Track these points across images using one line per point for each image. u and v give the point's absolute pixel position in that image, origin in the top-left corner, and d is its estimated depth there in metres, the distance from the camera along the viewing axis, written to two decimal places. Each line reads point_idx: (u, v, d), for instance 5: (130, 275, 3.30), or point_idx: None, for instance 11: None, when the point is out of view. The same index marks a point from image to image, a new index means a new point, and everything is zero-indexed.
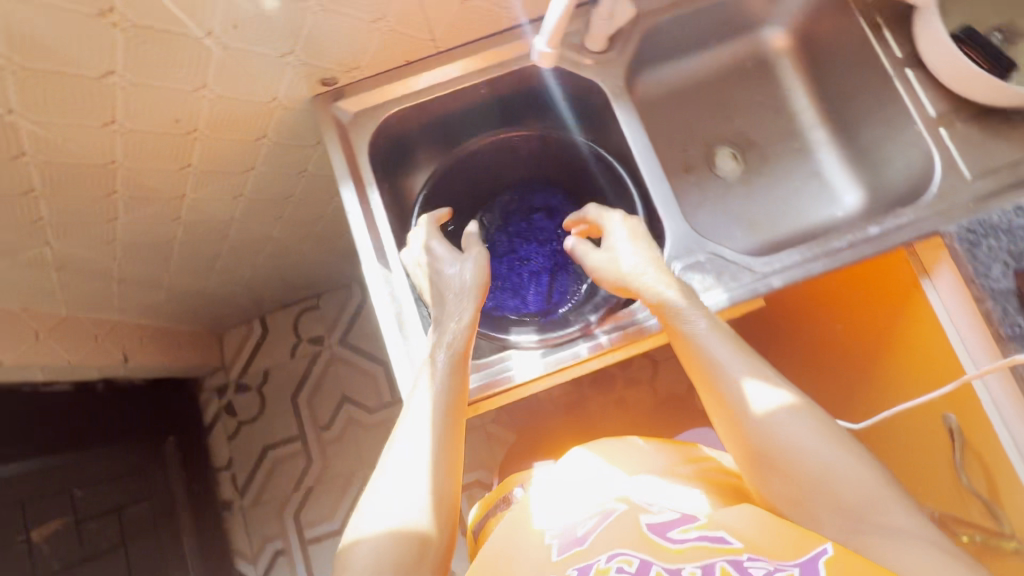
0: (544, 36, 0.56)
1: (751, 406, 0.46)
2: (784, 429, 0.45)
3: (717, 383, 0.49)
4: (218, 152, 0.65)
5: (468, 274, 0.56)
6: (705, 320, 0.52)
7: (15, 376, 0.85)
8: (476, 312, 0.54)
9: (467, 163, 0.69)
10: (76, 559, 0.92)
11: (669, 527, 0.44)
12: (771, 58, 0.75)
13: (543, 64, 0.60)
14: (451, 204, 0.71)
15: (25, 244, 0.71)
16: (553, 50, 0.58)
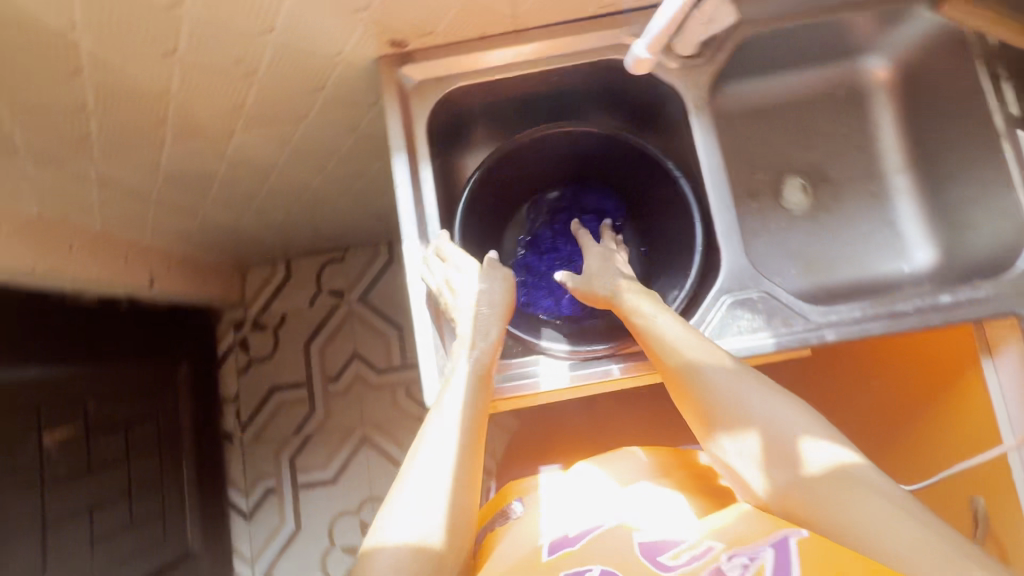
0: (647, 38, 0.53)
1: (804, 467, 0.42)
2: (829, 486, 0.41)
3: (764, 445, 0.44)
4: (273, 97, 0.63)
5: (498, 292, 0.55)
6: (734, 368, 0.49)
7: (45, 284, 0.86)
8: (503, 330, 0.54)
9: (525, 151, 0.66)
10: (84, 467, 0.95)
11: (661, 551, 0.42)
12: (866, 90, 0.70)
13: (635, 73, 0.56)
14: (501, 191, 0.68)
15: (70, 158, 0.70)
16: (652, 57, 0.55)
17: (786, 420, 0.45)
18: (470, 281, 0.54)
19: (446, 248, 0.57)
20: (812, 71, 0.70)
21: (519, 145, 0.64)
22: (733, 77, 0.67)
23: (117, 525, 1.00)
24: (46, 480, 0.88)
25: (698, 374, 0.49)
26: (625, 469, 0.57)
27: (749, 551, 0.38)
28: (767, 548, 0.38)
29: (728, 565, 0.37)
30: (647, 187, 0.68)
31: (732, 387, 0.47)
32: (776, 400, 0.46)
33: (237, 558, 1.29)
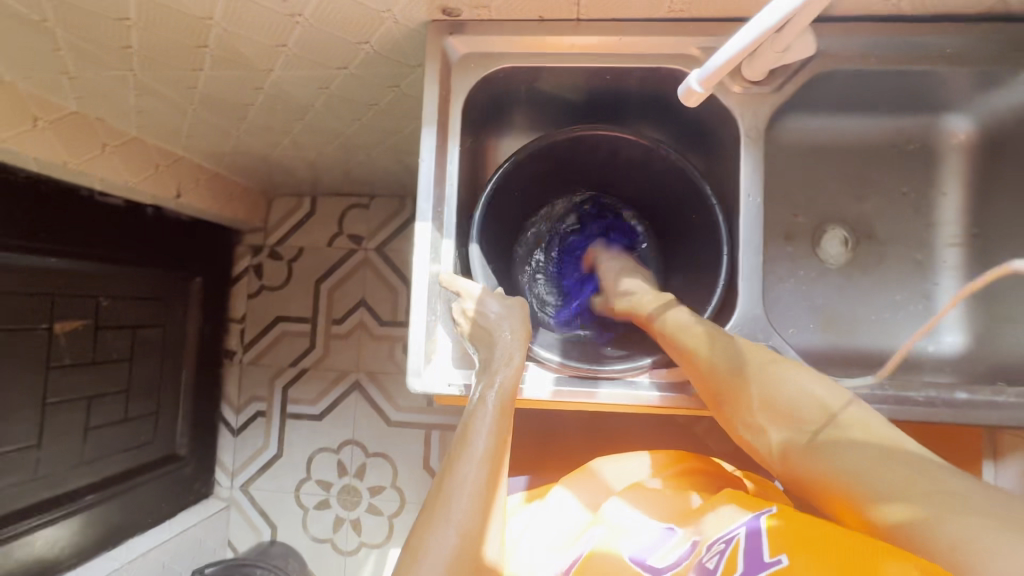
0: (706, 69, 0.47)
1: (838, 461, 0.42)
2: (850, 461, 0.42)
3: (806, 449, 0.44)
4: (316, 43, 0.61)
5: (513, 318, 0.54)
6: (765, 363, 0.50)
7: (74, 179, 0.88)
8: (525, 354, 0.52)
9: (560, 148, 0.63)
10: (87, 359, 1.00)
11: (648, 556, 0.49)
12: (940, 150, 0.65)
13: (685, 103, 0.51)
14: (526, 183, 0.66)
15: (111, 64, 0.70)
16: (705, 91, 0.49)
17: (809, 409, 0.46)
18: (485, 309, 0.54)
19: (461, 282, 0.55)
20: (885, 119, 0.65)
21: (552, 142, 0.61)
22: (798, 109, 0.63)
23: (110, 418, 1.06)
24: (50, 363, 0.93)
25: (725, 372, 0.50)
26: (592, 485, 0.64)
27: (725, 536, 0.46)
28: (741, 527, 0.46)
29: (708, 560, 0.45)
30: (679, 209, 0.66)
31: (758, 383, 0.49)
32: (797, 386, 0.48)
33: (219, 469, 1.36)
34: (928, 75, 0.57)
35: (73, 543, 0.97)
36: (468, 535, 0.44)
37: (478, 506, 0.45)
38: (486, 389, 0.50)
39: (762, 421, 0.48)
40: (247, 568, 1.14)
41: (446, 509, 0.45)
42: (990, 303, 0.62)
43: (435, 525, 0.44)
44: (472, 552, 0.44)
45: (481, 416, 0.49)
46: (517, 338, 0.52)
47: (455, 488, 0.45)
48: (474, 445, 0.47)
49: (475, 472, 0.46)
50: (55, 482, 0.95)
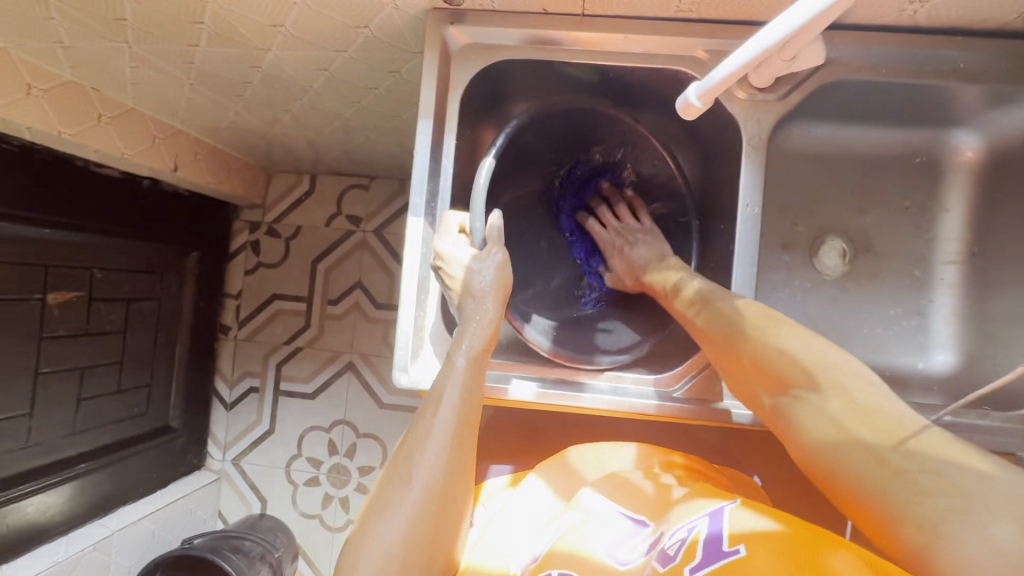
0: (703, 84, 0.45)
1: (814, 430, 0.44)
2: (828, 431, 0.43)
3: (790, 415, 0.46)
4: (315, 25, 0.60)
5: (491, 274, 0.54)
6: (757, 324, 0.49)
7: (69, 149, 0.87)
8: (499, 311, 0.53)
9: (557, 120, 0.63)
10: (81, 330, 1.00)
11: (620, 547, 0.51)
12: (946, 166, 0.63)
13: (682, 116, 0.49)
14: (520, 154, 0.67)
15: (106, 35, 0.68)
16: (703, 105, 0.47)
17: (795, 372, 0.46)
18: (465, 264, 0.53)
19: (447, 249, 0.54)
20: (893, 131, 0.63)
21: (554, 106, 0.60)
22: (805, 117, 0.61)
23: (103, 389, 1.07)
24: (43, 333, 0.93)
25: (723, 339, 0.51)
26: (563, 473, 0.63)
27: (687, 526, 0.47)
28: (703, 516, 0.47)
29: (669, 547, 0.46)
30: (676, 201, 0.66)
31: (751, 348, 0.49)
32: (789, 350, 0.47)
33: (212, 441, 1.37)
34: (939, 90, 0.56)
35: (64, 509, 0.99)
36: (430, 492, 0.47)
37: (441, 464, 0.48)
38: (456, 349, 0.51)
39: (756, 387, 0.49)
40: (235, 539, 1.15)
41: (410, 468, 0.48)
42: (984, 324, 0.61)
43: (399, 483, 0.47)
44: (434, 506, 0.47)
45: (449, 377, 0.50)
46: (486, 299, 0.53)
47: (422, 448, 0.48)
48: (444, 410, 0.49)
49: (439, 434, 0.49)
50: (46, 450, 0.96)
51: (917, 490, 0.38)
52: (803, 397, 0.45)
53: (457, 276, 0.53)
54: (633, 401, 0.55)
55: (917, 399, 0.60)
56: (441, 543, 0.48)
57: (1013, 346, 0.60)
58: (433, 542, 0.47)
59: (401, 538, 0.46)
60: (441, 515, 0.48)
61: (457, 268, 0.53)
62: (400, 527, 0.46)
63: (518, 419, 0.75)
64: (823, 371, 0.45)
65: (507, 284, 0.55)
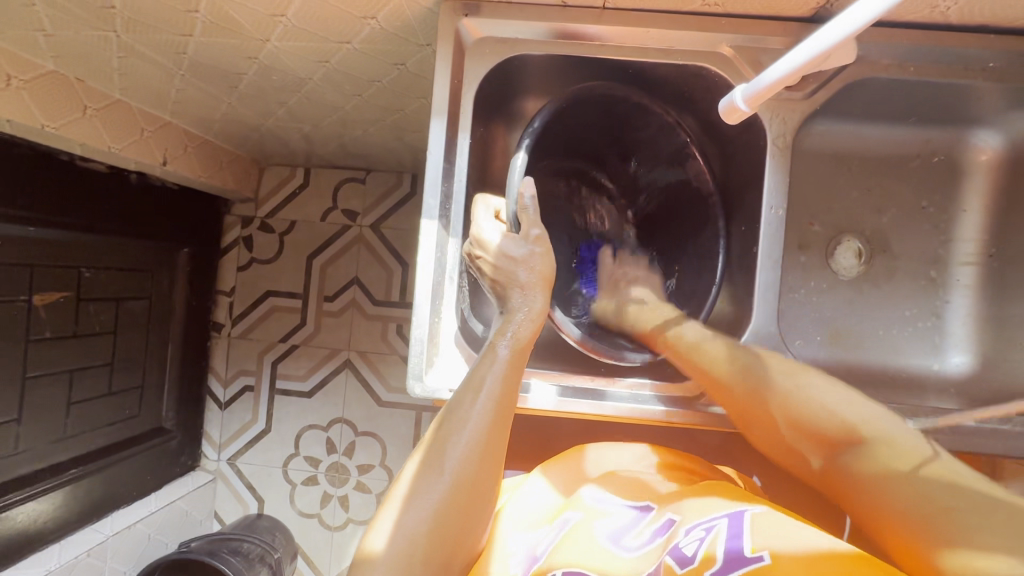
0: (750, 88, 0.43)
1: (862, 481, 0.42)
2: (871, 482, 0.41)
3: (839, 474, 0.44)
4: (318, 15, 0.57)
5: (537, 258, 0.52)
6: (783, 376, 0.50)
7: (52, 142, 0.83)
8: (547, 303, 0.52)
9: (590, 106, 0.59)
10: (70, 331, 0.97)
11: (623, 533, 0.50)
12: (963, 166, 0.63)
13: (725, 119, 0.48)
14: (549, 144, 0.64)
15: (91, 23, 0.64)
16: (749, 110, 0.45)
17: (832, 428, 0.45)
18: (504, 248, 0.52)
19: (486, 235, 0.53)
20: (913, 129, 0.62)
21: (586, 94, 0.57)
22: (827, 114, 0.60)
23: (93, 392, 1.03)
24: (29, 336, 0.89)
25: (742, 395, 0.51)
26: (570, 468, 0.61)
27: (705, 523, 0.46)
28: (721, 517, 0.46)
29: (684, 545, 0.44)
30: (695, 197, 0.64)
31: (786, 399, 0.48)
32: (821, 403, 0.47)
33: (207, 441, 1.35)
34: (964, 90, 0.55)
35: (56, 516, 0.96)
36: (459, 483, 0.45)
37: (474, 458, 0.46)
38: (499, 336, 0.50)
39: (800, 447, 0.47)
40: (233, 541, 1.13)
41: (441, 455, 0.46)
42: (1001, 326, 0.61)
43: (428, 472, 0.46)
44: (461, 498, 0.46)
45: (490, 366, 0.49)
46: (535, 289, 0.52)
47: (452, 438, 0.47)
48: (474, 401, 0.47)
49: (472, 427, 0.47)
50: (36, 456, 0.93)
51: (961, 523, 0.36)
52: (849, 457, 0.44)
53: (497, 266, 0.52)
54: (653, 408, 0.55)
55: (933, 402, 0.60)
56: (466, 539, 0.46)
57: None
58: (458, 535, 0.45)
59: (428, 528, 0.44)
60: (468, 509, 0.46)
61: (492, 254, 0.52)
62: (427, 516, 0.44)
63: (527, 423, 0.73)
64: (858, 421, 0.44)
65: (551, 275, 0.53)
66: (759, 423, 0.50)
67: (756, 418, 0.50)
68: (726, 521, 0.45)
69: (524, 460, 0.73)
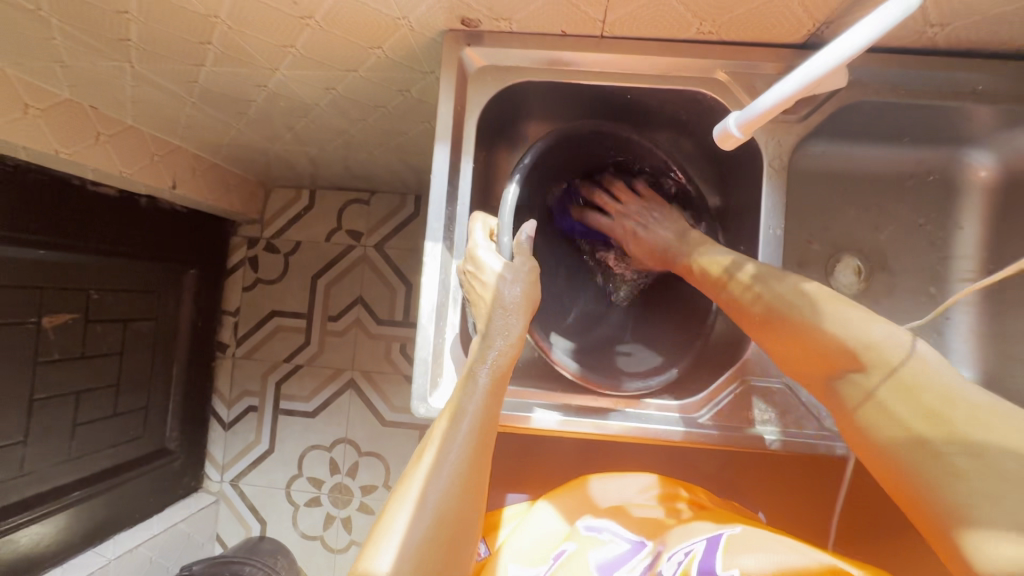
0: (744, 115, 0.44)
1: (861, 417, 0.42)
2: (873, 417, 0.41)
3: (840, 403, 0.44)
4: (325, 45, 0.59)
5: (517, 289, 0.52)
6: (800, 302, 0.47)
7: (65, 168, 0.85)
8: (524, 329, 0.52)
9: (585, 142, 0.63)
10: (77, 352, 0.98)
11: (616, 564, 0.50)
12: (957, 184, 0.64)
13: (720, 145, 0.49)
14: (546, 177, 0.67)
15: (107, 54, 0.67)
16: (743, 136, 0.46)
17: (842, 357, 0.44)
18: (493, 272, 0.52)
19: (481, 253, 0.53)
20: (906, 149, 0.64)
21: (577, 130, 0.60)
22: (821, 135, 0.61)
23: (100, 413, 1.04)
24: (37, 358, 0.90)
25: (789, 333, 0.47)
26: (574, 496, 0.61)
27: (686, 547, 0.47)
28: (700, 541, 0.47)
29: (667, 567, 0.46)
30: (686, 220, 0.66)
31: (795, 327, 0.46)
32: (831, 332, 0.44)
33: (209, 462, 1.34)
34: (955, 112, 0.56)
35: (59, 539, 0.95)
36: (442, 519, 0.44)
37: (456, 489, 0.45)
38: (479, 363, 0.50)
39: (804, 369, 0.47)
40: (235, 565, 1.12)
41: (424, 490, 0.44)
42: (1002, 342, 0.61)
43: (409, 508, 0.44)
44: (444, 532, 0.44)
45: (470, 394, 0.48)
46: (514, 313, 0.51)
47: (434, 469, 0.45)
48: (453, 430, 0.47)
49: (454, 457, 0.46)
50: (41, 478, 0.93)
51: (954, 475, 0.36)
52: (854, 379, 0.43)
53: (487, 284, 0.52)
54: (658, 426, 0.55)
55: None
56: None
57: None
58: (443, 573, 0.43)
59: (411, 567, 0.41)
60: (452, 546, 0.44)
61: (484, 279, 0.52)
62: (411, 555, 0.42)
63: (531, 443, 0.74)
64: (869, 353, 0.42)
65: (532, 301, 0.53)
66: (764, 341, 0.49)
67: (762, 336, 0.49)
68: (704, 542, 0.47)
69: (527, 481, 0.73)
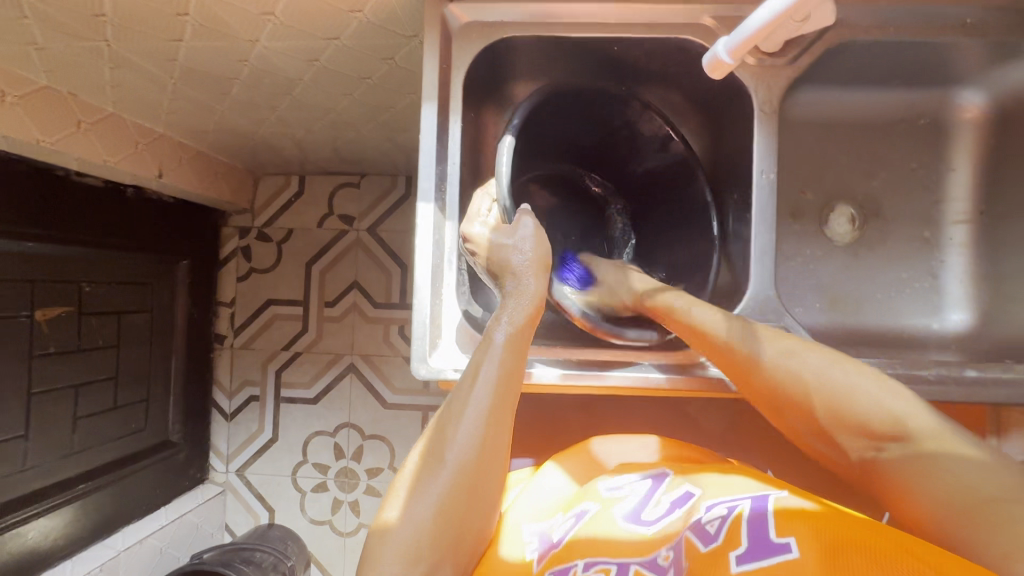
0: (733, 36, 0.46)
1: (900, 474, 0.42)
2: (912, 469, 0.41)
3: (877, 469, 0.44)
4: (307, 11, 0.58)
5: (529, 248, 0.51)
6: (816, 361, 0.48)
7: (50, 158, 0.84)
8: (543, 284, 0.51)
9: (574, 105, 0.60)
10: (74, 345, 0.97)
11: (642, 507, 0.51)
12: (949, 125, 0.64)
13: (710, 75, 0.50)
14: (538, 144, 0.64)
15: (82, 33, 0.65)
16: (732, 62, 0.48)
17: (874, 418, 0.44)
18: (495, 239, 0.52)
19: (475, 231, 0.53)
20: (897, 92, 0.63)
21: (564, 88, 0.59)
22: (811, 81, 0.61)
23: (98, 406, 1.03)
24: (33, 352, 0.89)
25: (804, 386, 0.47)
26: (583, 461, 0.61)
27: (728, 502, 0.46)
28: (745, 497, 0.46)
29: (707, 523, 0.44)
30: (684, 193, 0.63)
31: (820, 389, 0.47)
32: (859, 395, 0.45)
33: (214, 454, 1.35)
34: (945, 47, 0.56)
35: (66, 533, 0.95)
36: (464, 469, 0.45)
37: (476, 443, 0.46)
38: (496, 324, 0.49)
39: (836, 439, 0.46)
40: (245, 551, 1.12)
41: (444, 442, 0.46)
42: (997, 280, 0.62)
43: (430, 461, 0.45)
44: (467, 483, 0.45)
45: (487, 353, 0.48)
46: (527, 274, 0.51)
47: (456, 426, 0.46)
48: (476, 388, 0.47)
49: (474, 412, 0.46)
50: (46, 472, 0.93)
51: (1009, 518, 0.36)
52: (891, 443, 0.43)
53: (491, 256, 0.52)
54: (656, 376, 0.55)
55: (934, 357, 0.60)
56: (471, 524, 0.45)
57: None
58: (464, 521, 0.45)
59: (433, 511, 0.43)
60: (470, 496, 0.45)
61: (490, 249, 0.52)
62: (433, 502, 0.44)
63: (534, 407, 0.74)
64: (897, 413, 0.44)
65: (546, 260, 0.52)
66: (783, 404, 0.49)
67: (779, 398, 0.49)
68: (747, 498, 0.46)
69: (532, 447, 0.73)
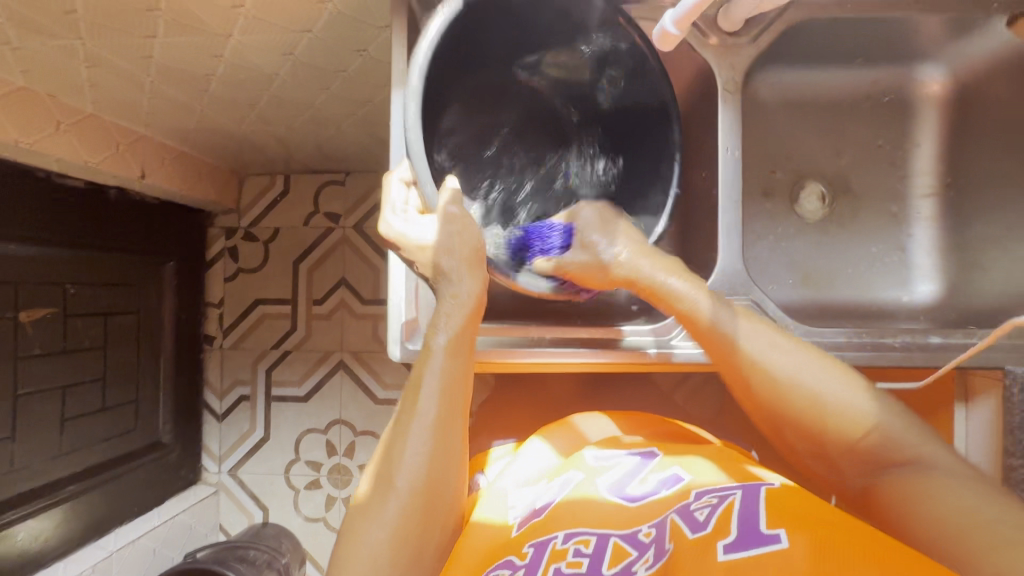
0: (676, 10, 0.49)
1: (896, 491, 0.44)
2: (909, 487, 0.43)
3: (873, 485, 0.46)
4: (277, 3, 0.58)
5: (459, 243, 0.51)
6: (828, 376, 0.50)
7: (31, 159, 0.84)
8: (479, 287, 0.51)
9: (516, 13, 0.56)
10: (59, 347, 0.97)
11: (626, 483, 0.52)
12: (913, 101, 0.65)
13: (661, 46, 0.53)
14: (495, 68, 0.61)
15: (56, 31, 0.65)
16: (678, 34, 0.51)
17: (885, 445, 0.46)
18: (422, 237, 0.51)
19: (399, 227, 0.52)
20: (860, 70, 0.65)
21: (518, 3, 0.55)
22: (776, 61, 0.62)
23: (87, 408, 1.03)
24: (18, 353, 0.90)
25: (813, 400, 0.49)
26: (569, 437, 0.63)
27: (717, 492, 0.46)
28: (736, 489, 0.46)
29: (694, 511, 0.45)
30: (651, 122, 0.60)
31: (831, 403, 0.48)
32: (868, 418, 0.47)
33: (206, 455, 1.35)
34: (902, 22, 0.57)
35: (56, 535, 0.95)
36: (415, 487, 0.47)
37: (423, 461, 0.48)
38: (434, 331, 0.51)
39: (840, 458, 0.48)
40: (240, 549, 1.12)
41: (394, 463, 0.48)
42: (962, 251, 0.63)
43: (382, 484, 0.47)
44: (419, 500, 0.47)
45: (428, 366, 0.50)
46: (462, 272, 0.51)
47: (405, 446, 0.48)
48: (423, 403, 0.49)
49: (421, 426, 0.48)
50: (34, 473, 0.93)
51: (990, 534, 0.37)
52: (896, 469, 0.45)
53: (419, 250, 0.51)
54: (629, 350, 0.56)
55: (902, 327, 0.62)
56: (430, 539, 0.48)
57: (992, 269, 0.61)
58: (422, 537, 0.47)
59: (389, 532, 0.46)
60: (427, 510, 0.48)
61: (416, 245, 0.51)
62: (387, 524, 0.46)
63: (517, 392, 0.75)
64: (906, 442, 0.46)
65: (477, 251, 0.52)
66: (782, 413, 0.50)
67: (779, 408, 0.50)
68: (737, 490, 0.46)
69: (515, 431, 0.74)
